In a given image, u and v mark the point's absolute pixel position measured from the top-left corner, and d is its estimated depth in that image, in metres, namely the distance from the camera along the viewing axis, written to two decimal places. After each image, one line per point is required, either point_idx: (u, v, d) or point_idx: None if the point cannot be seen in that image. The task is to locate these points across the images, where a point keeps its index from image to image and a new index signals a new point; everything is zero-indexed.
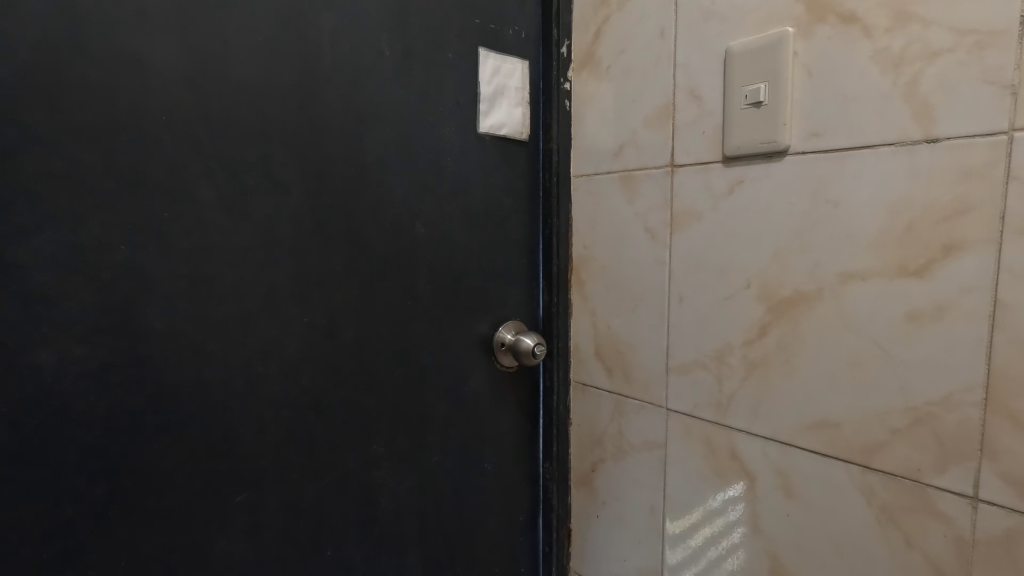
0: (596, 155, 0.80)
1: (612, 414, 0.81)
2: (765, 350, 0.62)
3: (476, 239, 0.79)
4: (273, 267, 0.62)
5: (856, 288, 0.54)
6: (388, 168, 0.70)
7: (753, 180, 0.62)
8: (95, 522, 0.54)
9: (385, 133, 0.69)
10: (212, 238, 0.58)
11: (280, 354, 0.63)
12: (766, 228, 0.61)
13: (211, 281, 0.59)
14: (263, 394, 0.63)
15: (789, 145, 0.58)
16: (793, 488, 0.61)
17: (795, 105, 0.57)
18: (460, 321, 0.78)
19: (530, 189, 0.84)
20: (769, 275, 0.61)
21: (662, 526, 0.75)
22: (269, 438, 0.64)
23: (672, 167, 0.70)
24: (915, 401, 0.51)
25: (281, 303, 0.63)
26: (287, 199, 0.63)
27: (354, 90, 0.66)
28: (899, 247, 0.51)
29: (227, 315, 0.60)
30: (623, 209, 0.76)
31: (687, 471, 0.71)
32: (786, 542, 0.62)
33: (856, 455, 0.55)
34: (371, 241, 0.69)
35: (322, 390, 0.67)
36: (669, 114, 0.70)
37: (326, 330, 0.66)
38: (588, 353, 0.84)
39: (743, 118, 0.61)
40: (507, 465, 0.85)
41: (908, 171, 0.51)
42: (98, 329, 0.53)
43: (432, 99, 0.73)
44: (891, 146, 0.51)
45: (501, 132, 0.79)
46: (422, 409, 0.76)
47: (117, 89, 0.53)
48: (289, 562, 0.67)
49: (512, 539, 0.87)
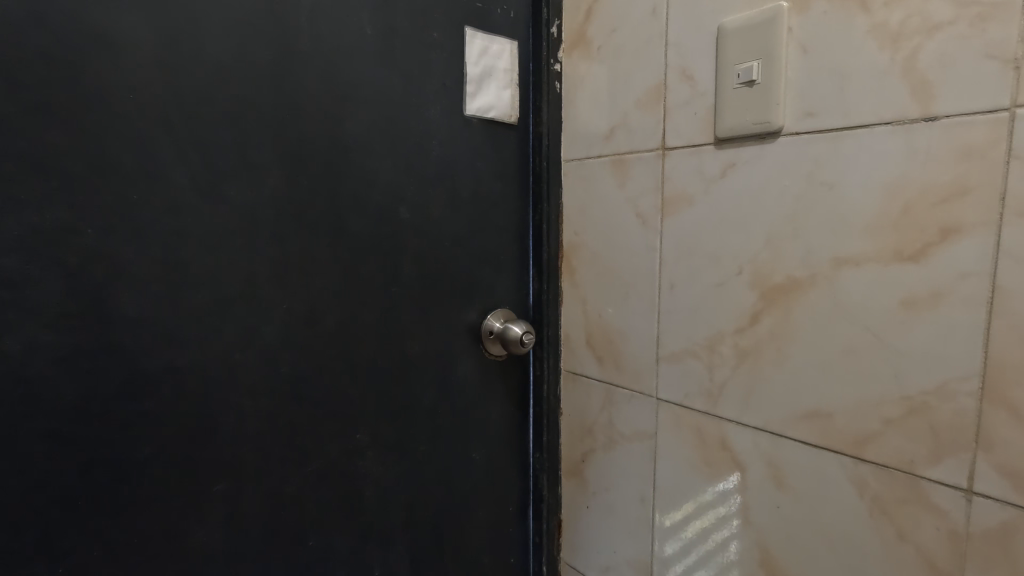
0: (587, 138, 0.78)
1: (602, 404, 0.79)
2: (756, 338, 0.60)
3: (463, 224, 0.77)
4: (251, 253, 0.61)
5: (850, 274, 0.53)
6: (371, 151, 0.68)
7: (745, 162, 0.60)
8: (66, 512, 0.53)
9: (368, 115, 0.67)
10: (186, 222, 0.57)
11: (258, 342, 0.62)
12: (758, 213, 0.59)
13: (185, 267, 0.57)
14: (242, 382, 0.61)
15: (782, 126, 0.56)
16: (784, 480, 0.59)
17: (789, 84, 0.55)
18: (448, 309, 0.77)
19: (520, 175, 0.82)
20: (761, 261, 0.59)
21: (652, 517, 0.74)
22: (248, 427, 0.62)
23: (663, 150, 0.68)
24: (909, 391, 0.50)
25: (260, 289, 0.62)
26: (264, 183, 0.61)
27: (335, 70, 0.64)
28: (895, 231, 0.50)
29: (203, 301, 0.58)
30: (614, 195, 0.75)
31: (678, 462, 0.70)
32: (776, 536, 0.61)
33: (849, 446, 0.54)
34: (354, 227, 0.67)
35: (302, 379, 0.65)
36: (661, 95, 0.68)
37: (307, 317, 0.65)
38: (579, 342, 0.82)
39: (736, 98, 0.59)
40: (497, 454, 0.84)
41: (905, 151, 0.49)
42: (66, 316, 0.52)
43: (417, 80, 0.70)
44: (887, 125, 0.49)
45: (489, 114, 0.77)
46: (409, 398, 0.74)
47: (82, 64, 0.51)
48: (270, 554, 0.65)
49: (501, 530, 0.86)
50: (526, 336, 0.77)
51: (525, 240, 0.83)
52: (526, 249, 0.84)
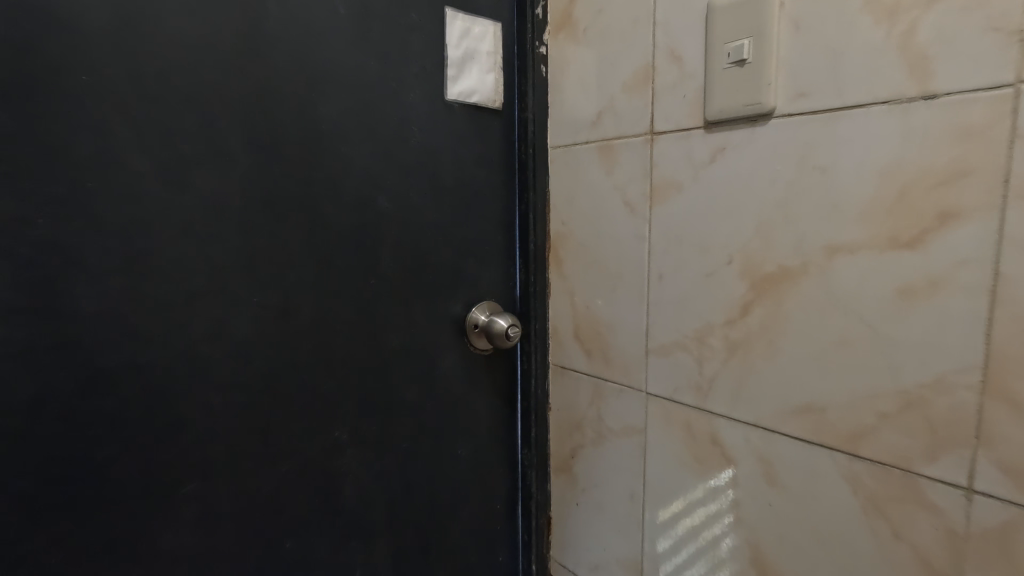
0: (574, 124, 0.75)
1: (591, 398, 0.77)
2: (747, 330, 0.58)
3: (446, 214, 0.74)
4: (219, 244, 0.58)
5: (843, 263, 0.50)
6: (347, 138, 0.65)
7: (735, 147, 0.57)
8: (23, 515, 0.51)
9: (343, 100, 0.64)
10: (148, 212, 0.54)
11: (229, 337, 0.59)
12: (749, 200, 0.57)
13: (148, 258, 0.54)
14: (212, 379, 0.59)
15: (774, 108, 0.53)
16: (776, 477, 0.57)
17: (781, 63, 0.53)
18: (431, 301, 0.74)
19: (506, 162, 0.79)
20: (752, 249, 0.57)
21: (642, 515, 0.72)
22: (220, 425, 0.60)
23: (652, 135, 0.65)
24: (905, 385, 0.47)
25: (230, 282, 0.59)
26: (232, 170, 0.58)
27: (307, 52, 0.61)
28: (891, 217, 0.47)
29: (168, 295, 0.56)
30: (601, 182, 0.72)
31: (668, 458, 0.68)
32: (768, 535, 0.59)
33: (843, 442, 0.52)
34: (330, 216, 0.65)
35: (277, 375, 0.63)
36: (649, 77, 0.65)
37: (281, 311, 0.62)
38: (567, 335, 0.80)
39: (726, 79, 0.56)
40: (484, 450, 0.82)
41: (902, 132, 0.46)
42: (18, 310, 0.49)
43: (394, 63, 0.68)
44: (883, 105, 0.47)
45: (472, 99, 0.74)
46: (390, 393, 0.72)
47: (30, 43, 0.48)
48: (245, 555, 0.63)
49: (489, 528, 0.84)
50: (512, 329, 0.75)
51: (511, 230, 0.81)
52: (513, 240, 0.81)
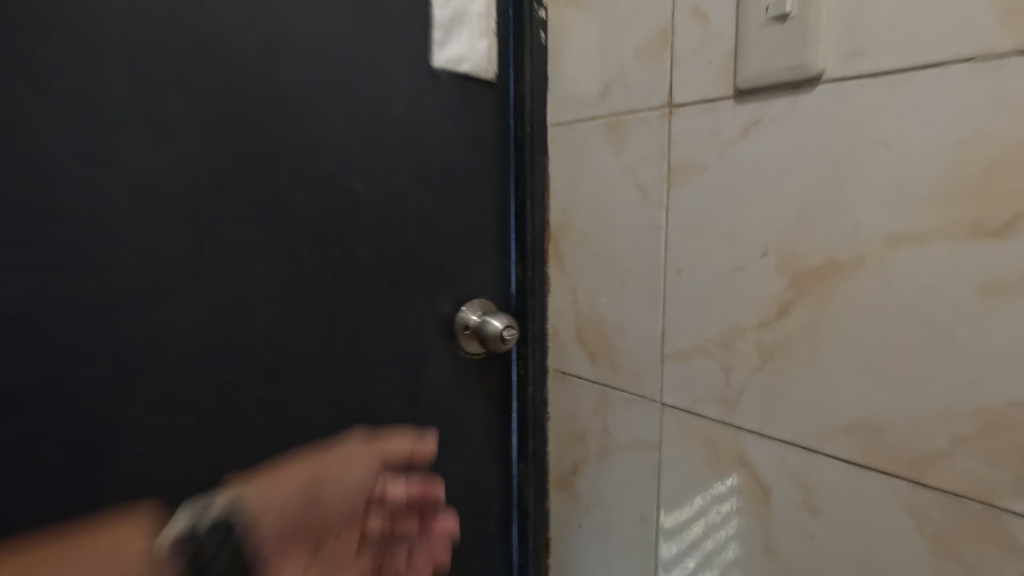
0: (577, 98, 0.66)
1: (596, 408, 0.68)
2: (784, 334, 0.50)
3: (432, 200, 0.65)
4: (156, 236, 0.47)
5: (908, 255, 0.42)
6: (316, 109, 0.55)
7: (773, 119, 0.49)
8: None
9: (309, 63, 0.54)
10: (57, 194, 0.43)
11: (170, 347, 0.49)
12: (788, 182, 0.48)
13: (60, 253, 0.43)
14: (149, 400, 0.48)
15: (822, 71, 0.45)
16: (818, 504, 0.49)
17: (832, 16, 0.44)
18: (415, 299, 0.65)
19: (500, 141, 0.70)
20: (792, 240, 0.48)
21: (655, 541, 0.64)
22: (160, 455, 0.50)
23: (670, 107, 0.56)
24: (988, 402, 0.39)
25: (170, 281, 0.49)
26: (171, 145, 0.47)
27: (267, 4, 0.51)
28: (972, 200, 0.39)
29: (88, 298, 0.45)
30: (609, 164, 0.63)
31: (685, 478, 0.60)
32: (806, 570, 0.51)
33: (905, 468, 0.44)
34: (297, 200, 0.55)
35: (232, 390, 0.53)
36: (667, 41, 0.56)
37: (236, 314, 0.53)
38: (568, 337, 0.71)
39: (764, 37, 0.47)
40: (475, 466, 0.74)
41: (988, 96, 0.38)
42: None
43: (371, 22, 0.58)
44: (965, 63, 0.39)
45: (461, 68, 0.65)
46: (368, 407, 0.62)
47: None
48: None
49: (481, 551, 0.76)
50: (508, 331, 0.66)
51: (505, 218, 0.72)
52: (507, 229, 0.72)
